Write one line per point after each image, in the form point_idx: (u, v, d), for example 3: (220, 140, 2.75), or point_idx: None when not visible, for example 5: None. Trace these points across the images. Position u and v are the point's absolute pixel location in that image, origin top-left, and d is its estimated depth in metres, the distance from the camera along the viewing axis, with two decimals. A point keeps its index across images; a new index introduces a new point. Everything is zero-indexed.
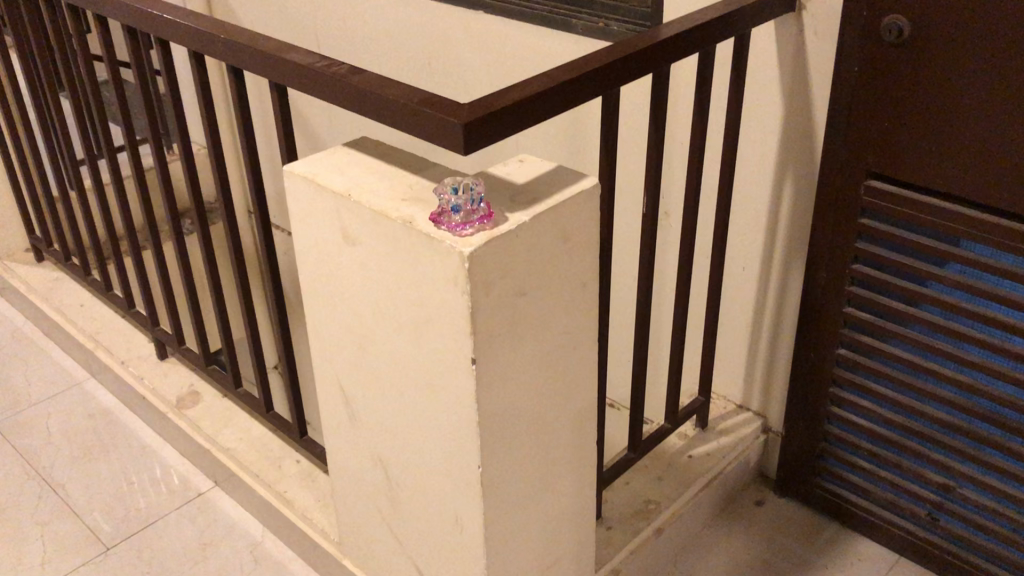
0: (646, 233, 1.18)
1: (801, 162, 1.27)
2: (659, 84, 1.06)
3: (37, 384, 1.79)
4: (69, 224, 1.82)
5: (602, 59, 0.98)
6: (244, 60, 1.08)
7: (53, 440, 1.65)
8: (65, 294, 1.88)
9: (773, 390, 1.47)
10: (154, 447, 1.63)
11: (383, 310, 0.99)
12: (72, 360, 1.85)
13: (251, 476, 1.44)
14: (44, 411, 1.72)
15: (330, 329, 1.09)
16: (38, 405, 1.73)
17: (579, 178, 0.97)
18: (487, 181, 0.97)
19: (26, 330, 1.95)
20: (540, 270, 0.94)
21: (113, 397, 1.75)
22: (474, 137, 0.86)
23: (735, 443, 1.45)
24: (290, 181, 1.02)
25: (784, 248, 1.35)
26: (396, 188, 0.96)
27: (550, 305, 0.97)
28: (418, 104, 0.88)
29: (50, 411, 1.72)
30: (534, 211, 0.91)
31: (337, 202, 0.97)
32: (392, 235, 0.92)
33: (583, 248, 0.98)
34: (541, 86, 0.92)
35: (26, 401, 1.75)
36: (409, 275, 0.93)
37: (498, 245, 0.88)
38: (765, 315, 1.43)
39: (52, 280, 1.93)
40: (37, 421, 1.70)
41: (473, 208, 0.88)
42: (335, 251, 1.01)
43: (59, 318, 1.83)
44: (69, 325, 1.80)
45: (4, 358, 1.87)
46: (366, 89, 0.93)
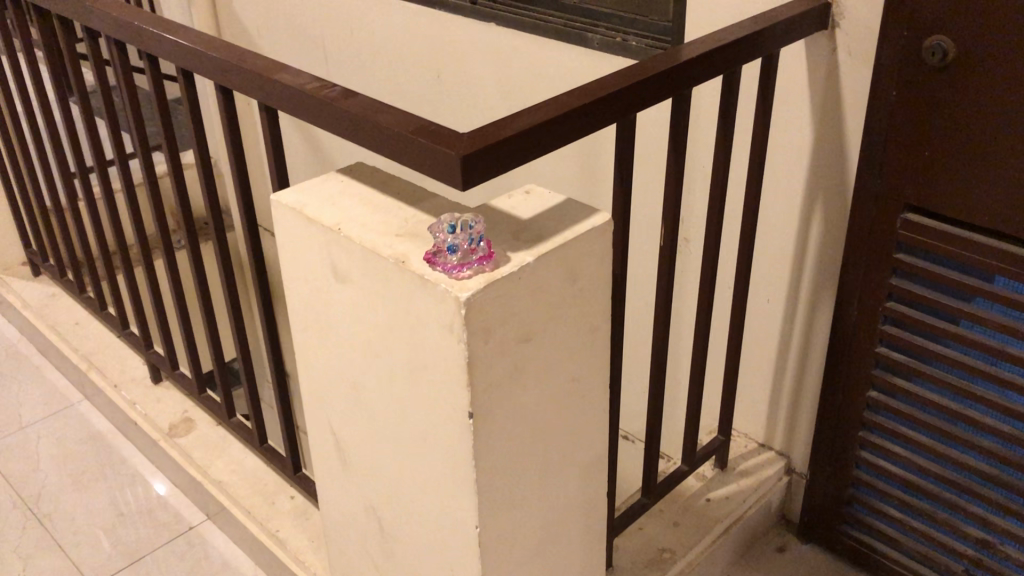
0: (663, 267, 1.10)
1: (832, 189, 1.18)
2: (680, 108, 0.98)
3: (30, 405, 1.73)
4: (65, 239, 1.76)
5: (616, 82, 0.89)
6: (232, 79, 1.00)
7: (42, 467, 1.58)
8: (60, 311, 1.82)
9: (798, 430, 1.38)
10: (146, 476, 1.56)
11: (375, 353, 0.91)
12: (66, 381, 1.78)
13: (243, 512, 1.36)
14: (34, 434, 1.66)
15: (321, 369, 1.01)
16: (28, 428, 1.67)
17: (590, 213, 0.88)
18: (490, 215, 0.89)
19: (20, 347, 1.89)
20: (546, 315, 0.86)
21: (106, 421, 1.68)
22: (474, 172, 0.78)
23: (755, 486, 1.36)
24: (278, 211, 0.95)
25: (812, 281, 1.26)
26: (391, 222, 0.88)
27: (556, 351, 0.89)
28: (412, 134, 0.81)
29: (41, 435, 1.65)
30: (540, 250, 0.83)
31: (327, 236, 0.89)
32: (384, 274, 0.84)
33: (594, 289, 0.90)
34: (549, 113, 0.84)
35: (17, 424, 1.68)
36: (402, 318, 0.85)
37: (498, 289, 0.80)
38: (791, 351, 1.33)
39: (48, 297, 1.86)
40: (27, 445, 1.63)
41: (473, 248, 0.80)
42: (326, 287, 0.93)
43: (53, 337, 1.76)
44: (63, 344, 1.74)
45: None
46: (358, 115, 0.86)
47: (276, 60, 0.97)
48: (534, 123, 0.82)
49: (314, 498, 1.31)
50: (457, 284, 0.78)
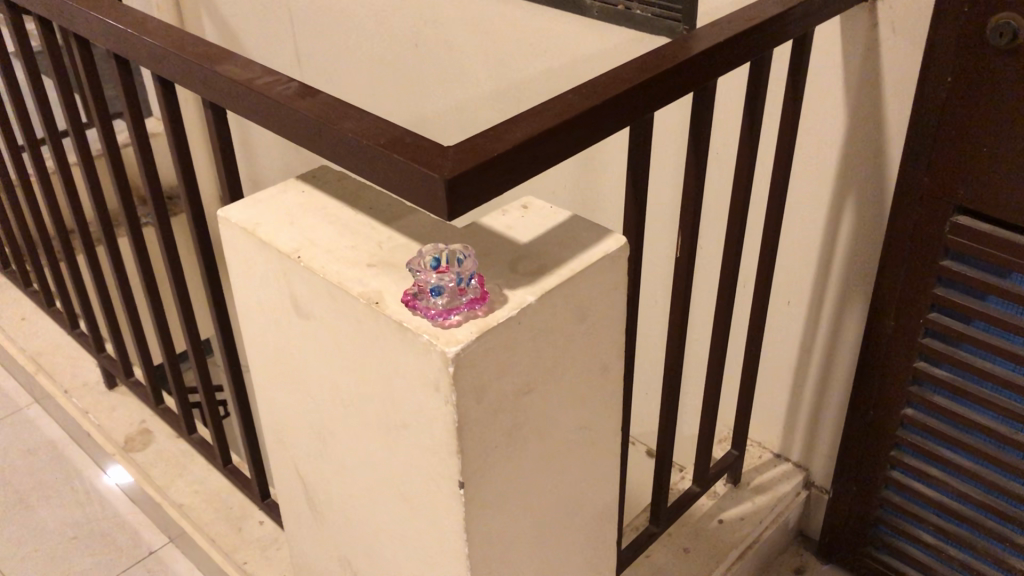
0: (678, 279, 0.96)
1: (866, 184, 1.03)
2: (700, 101, 0.83)
3: None
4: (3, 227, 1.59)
5: (629, 77, 0.74)
6: (168, 68, 0.84)
7: None
8: (5, 304, 1.66)
9: (819, 441, 1.25)
10: (101, 492, 1.42)
11: (346, 401, 0.77)
12: (13, 381, 1.63)
13: (207, 540, 1.23)
14: None
15: (284, 408, 0.87)
16: None
17: (601, 234, 0.74)
18: (481, 239, 0.74)
19: None
20: (550, 360, 0.72)
21: (60, 429, 1.53)
22: (460, 197, 0.63)
23: (772, 504, 1.24)
24: (227, 230, 0.80)
25: (839, 283, 1.12)
26: (361, 247, 0.74)
27: (562, 400, 0.75)
28: (383, 147, 0.66)
29: None
30: (542, 286, 0.69)
31: (285, 265, 0.75)
32: (356, 316, 0.70)
33: (606, 326, 0.76)
34: (551, 118, 0.68)
35: None
36: (377, 366, 0.71)
37: (493, 339, 0.66)
38: (813, 358, 1.20)
39: None
40: None
41: (463, 288, 0.65)
42: (286, 321, 0.79)
43: None
44: (8, 343, 1.59)
45: None
46: (317, 120, 0.70)
47: (223, 47, 0.81)
48: (533, 132, 0.67)
49: (282, 526, 1.18)
50: (445, 332, 0.64)
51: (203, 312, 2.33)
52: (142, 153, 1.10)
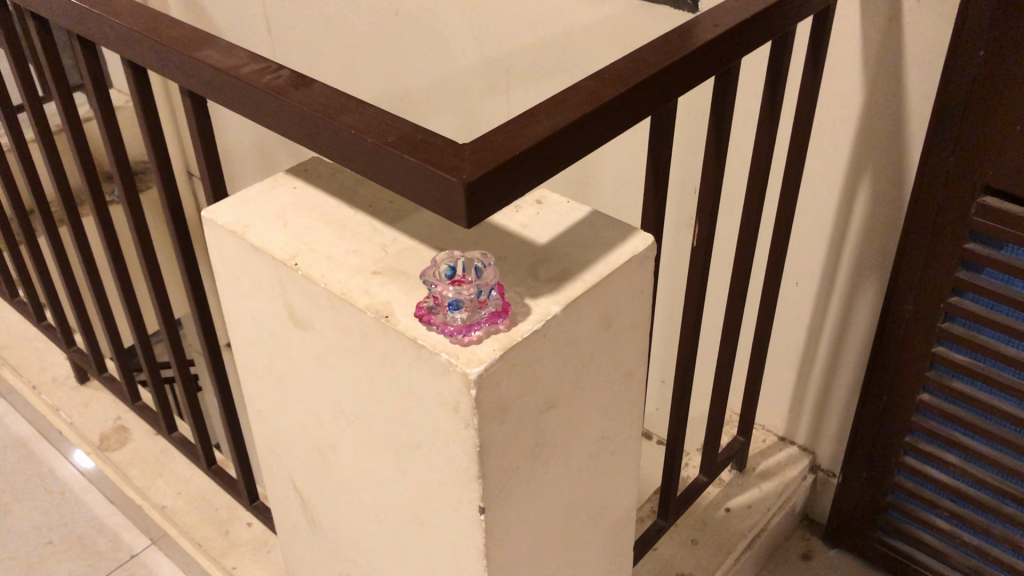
0: (695, 271, 0.90)
1: (883, 164, 0.98)
2: (722, 83, 0.77)
3: None
4: None
5: (654, 59, 0.68)
6: (141, 53, 0.76)
7: None
8: None
9: (827, 423, 1.22)
10: (76, 492, 1.35)
11: (352, 417, 0.71)
12: None
13: (193, 543, 1.17)
14: None
15: (279, 419, 0.81)
16: None
17: (625, 233, 0.68)
18: (496, 240, 0.68)
19: None
20: (574, 373, 0.66)
21: (28, 425, 1.45)
22: (481, 203, 0.57)
23: (779, 490, 1.21)
24: (212, 232, 0.73)
25: (853, 264, 1.08)
26: (365, 253, 0.67)
27: (587, 412, 0.70)
28: (393, 147, 0.59)
29: None
30: (567, 294, 0.63)
31: (280, 273, 0.68)
32: (362, 331, 0.64)
33: (631, 330, 0.70)
34: (574, 110, 0.62)
35: None
36: (388, 384, 0.65)
37: (517, 356, 0.60)
38: (822, 341, 1.16)
39: None
40: None
41: (483, 301, 0.60)
42: (281, 331, 0.72)
43: None
44: None
45: None
46: (313, 115, 0.63)
47: (202, 30, 0.74)
48: (557, 126, 0.61)
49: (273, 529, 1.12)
50: (465, 351, 0.58)
51: (174, 290, 2.25)
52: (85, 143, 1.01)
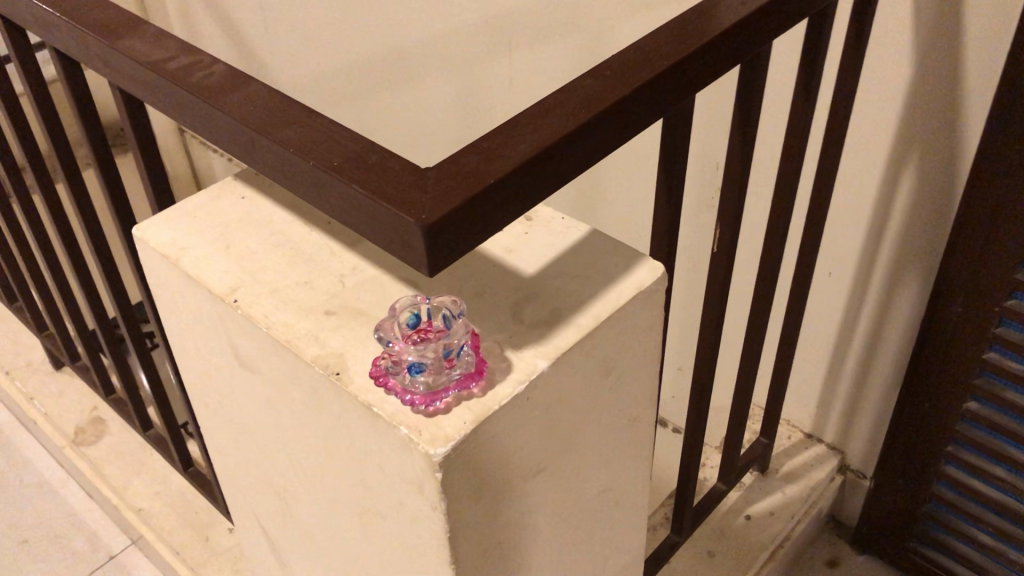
0: (714, 279, 0.78)
1: (933, 149, 0.85)
2: (748, 70, 0.64)
3: None
4: None
5: (665, 49, 0.55)
6: (60, 37, 0.65)
7: None
8: None
9: (860, 421, 1.11)
10: (54, 486, 1.28)
11: (311, 471, 0.61)
12: None
13: (171, 549, 1.09)
14: None
15: (237, 456, 0.71)
16: None
17: (629, 262, 0.57)
18: (475, 271, 0.57)
19: None
20: (568, 431, 0.56)
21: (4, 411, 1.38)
22: (446, 246, 0.46)
23: (805, 495, 1.11)
24: (145, 254, 0.62)
25: (894, 256, 0.95)
26: (319, 286, 0.57)
27: (584, 470, 0.59)
28: (338, 172, 0.47)
29: None
30: (556, 344, 0.52)
31: (220, 309, 0.58)
32: (314, 388, 0.53)
33: (638, 372, 0.59)
34: (567, 120, 0.50)
35: None
36: (344, 446, 0.54)
37: (495, 429, 0.49)
38: (856, 336, 1.05)
39: None
40: None
41: (451, 361, 0.49)
42: (228, 369, 0.62)
43: None
44: None
45: None
46: (246, 126, 0.52)
47: (127, 11, 0.62)
48: (543, 143, 0.49)
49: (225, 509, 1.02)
50: (430, 424, 0.48)
51: None
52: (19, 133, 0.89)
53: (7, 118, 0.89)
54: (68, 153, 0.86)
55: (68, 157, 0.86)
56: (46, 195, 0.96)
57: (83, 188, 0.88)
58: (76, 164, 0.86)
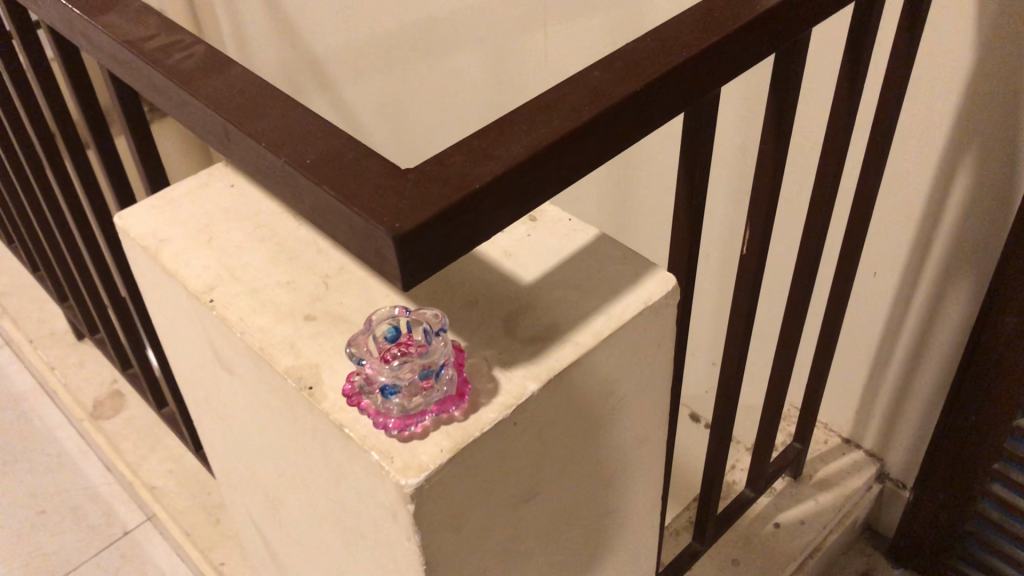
0: (743, 282, 0.73)
1: (993, 146, 0.78)
2: (784, 60, 0.58)
3: None
4: None
5: (685, 38, 0.50)
6: (47, 12, 0.61)
7: None
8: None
9: (902, 428, 1.05)
10: (75, 461, 1.34)
11: (293, 481, 0.57)
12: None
13: (181, 529, 1.07)
14: None
15: (227, 453, 0.68)
16: None
17: (639, 273, 0.52)
18: (469, 278, 0.52)
19: None
20: (563, 454, 0.51)
21: (35, 389, 1.44)
22: (422, 259, 0.41)
23: (839, 504, 1.05)
24: (127, 243, 0.59)
25: (946, 258, 0.89)
26: (302, 288, 0.53)
27: (584, 493, 0.55)
28: (309, 170, 0.43)
29: None
30: (549, 364, 0.47)
31: (197, 307, 0.54)
32: (289, 400, 0.49)
33: (646, 390, 0.54)
34: (567, 117, 0.45)
35: None
36: (321, 462, 0.50)
37: (477, 457, 0.45)
38: (901, 340, 0.99)
39: None
40: None
41: (430, 383, 0.44)
42: (211, 368, 0.59)
43: None
44: None
45: None
46: (218, 114, 0.47)
47: None
48: (538, 144, 0.44)
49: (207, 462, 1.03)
50: (403, 451, 0.43)
51: None
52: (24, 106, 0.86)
53: (13, 90, 0.86)
54: (72, 127, 0.83)
55: (72, 133, 0.83)
56: (56, 170, 0.94)
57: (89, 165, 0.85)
58: (80, 139, 0.83)
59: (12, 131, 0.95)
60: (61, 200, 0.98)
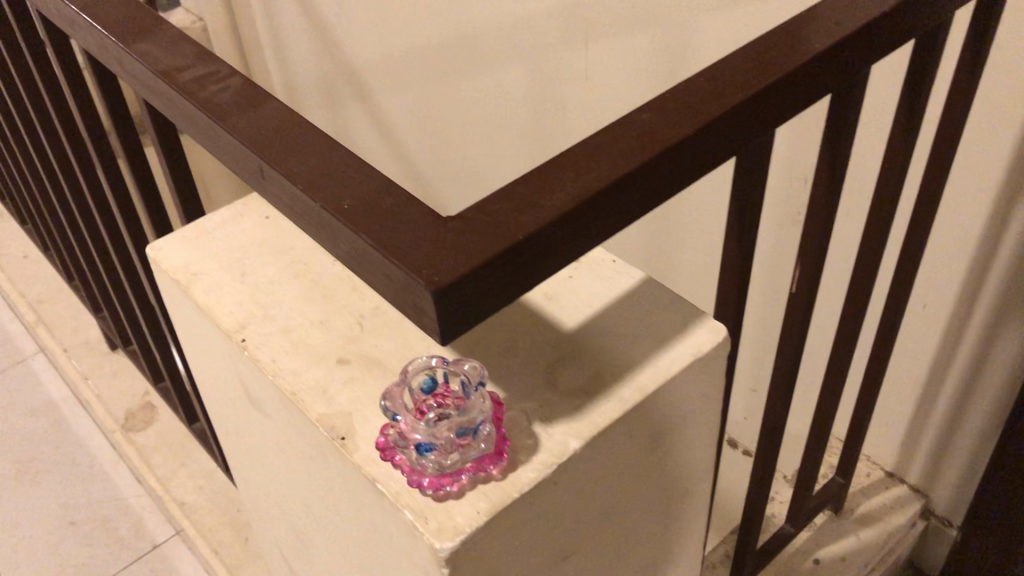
0: (790, 320, 0.70)
1: None
2: (841, 96, 0.55)
3: None
4: None
5: (739, 79, 0.47)
6: (83, 37, 0.60)
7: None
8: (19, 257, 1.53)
9: (949, 464, 1.01)
10: (109, 473, 1.36)
11: (323, 524, 0.55)
12: (36, 352, 1.56)
13: (210, 547, 1.06)
14: None
15: (256, 485, 0.66)
16: None
17: (687, 322, 0.49)
18: (511, 326, 0.50)
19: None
20: (604, 510, 0.49)
21: (73, 404, 1.47)
22: (460, 312, 0.39)
23: (882, 541, 1.02)
24: (160, 275, 0.57)
25: (1001, 293, 0.85)
26: (335, 328, 0.51)
27: (624, 547, 0.53)
28: (345, 216, 0.41)
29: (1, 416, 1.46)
30: (592, 420, 0.45)
31: (228, 344, 0.52)
32: (320, 448, 0.48)
33: (689, 441, 0.52)
34: (616, 162, 0.43)
35: None
36: (351, 512, 0.49)
37: (515, 519, 0.43)
38: (950, 374, 0.95)
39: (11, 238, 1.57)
40: None
41: (467, 441, 0.42)
42: (241, 405, 0.57)
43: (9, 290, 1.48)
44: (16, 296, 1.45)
45: None
46: (251, 152, 0.46)
47: (150, 10, 0.57)
48: (585, 191, 0.42)
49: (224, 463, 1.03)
50: (438, 511, 0.41)
51: None
52: (63, 124, 0.86)
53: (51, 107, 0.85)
54: (108, 147, 0.82)
55: (108, 152, 0.82)
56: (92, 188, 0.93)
57: (125, 186, 0.84)
58: (116, 160, 0.83)
59: (48, 146, 0.95)
60: (95, 215, 0.98)
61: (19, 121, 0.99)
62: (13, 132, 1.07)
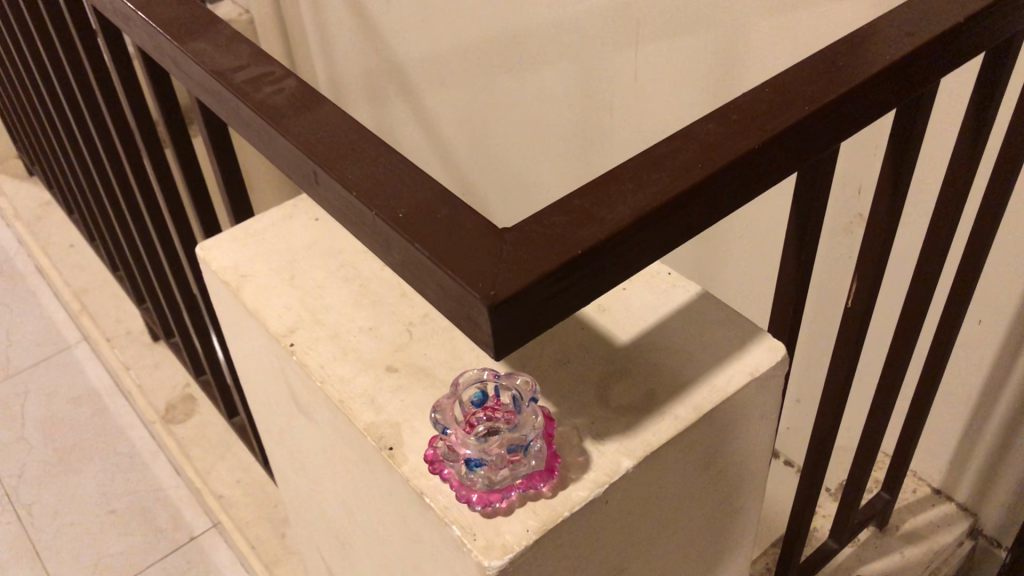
0: (844, 335, 0.68)
1: None
2: (909, 108, 0.53)
3: (32, 370, 1.54)
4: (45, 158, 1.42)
5: (804, 92, 0.46)
6: (138, 35, 0.60)
7: (36, 447, 1.40)
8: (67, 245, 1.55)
9: (998, 483, 0.99)
10: (148, 464, 1.37)
11: (365, 530, 0.55)
12: (80, 340, 1.58)
13: (246, 542, 1.06)
14: (37, 404, 1.48)
15: (297, 485, 0.66)
16: (31, 396, 1.49)
17: (744, 340, 0.48)
18: (562, 338, 0.50)
19: (45, 300, 1.67)
20: (654, 529, 0.48)
21: (114, 393, 1.48)
22: (515, 326, 0.38)
23: (928, 559, 0.99)
24: (209, 275, 0.57)
25: None
26: (385, 335, 0.51)
27: (671, 567, 0.52)
28: (400, 226, 0.40)
29: (44, 405, 1.48)
30: (645, 438, 0.44)
31: (276, 347, 0.52)
32: (368, 457, 0.47)
33: (742, 461, 0.51)
34: (679, 174, 0.42)
35: (19, 388, 1.51)
36: (397, 521, 0.48)
37: (566, 537, 0.42)
38: (1004, 391, 0.93)
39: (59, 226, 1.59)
40: (26, 418, 1.45)
41: (518, 457, 0.41)
42: (287, 407, 0.57)
43: (55, 277, 1.50)
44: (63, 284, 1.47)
45: (19, 340, 1.60)
46: (305, 157, 0.45)
47: (204, 9, 0.57)
48: (646, 205, 0.40)
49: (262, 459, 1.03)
50: (487, 528, 0.40)
51: None
52: (114, 119, 0.86)
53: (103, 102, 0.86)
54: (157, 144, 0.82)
55: (157, 146, 0.82)
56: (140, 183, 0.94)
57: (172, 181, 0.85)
58: (165, 155, 0.83)
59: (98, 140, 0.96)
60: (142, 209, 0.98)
61: (69, 114, 1.00)
62: (64, 123, 1.08)
